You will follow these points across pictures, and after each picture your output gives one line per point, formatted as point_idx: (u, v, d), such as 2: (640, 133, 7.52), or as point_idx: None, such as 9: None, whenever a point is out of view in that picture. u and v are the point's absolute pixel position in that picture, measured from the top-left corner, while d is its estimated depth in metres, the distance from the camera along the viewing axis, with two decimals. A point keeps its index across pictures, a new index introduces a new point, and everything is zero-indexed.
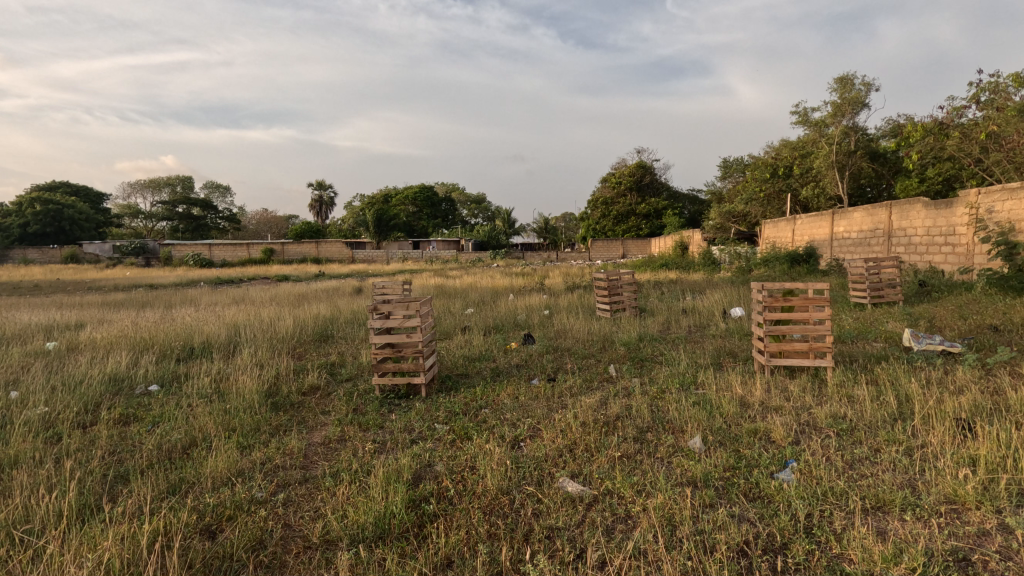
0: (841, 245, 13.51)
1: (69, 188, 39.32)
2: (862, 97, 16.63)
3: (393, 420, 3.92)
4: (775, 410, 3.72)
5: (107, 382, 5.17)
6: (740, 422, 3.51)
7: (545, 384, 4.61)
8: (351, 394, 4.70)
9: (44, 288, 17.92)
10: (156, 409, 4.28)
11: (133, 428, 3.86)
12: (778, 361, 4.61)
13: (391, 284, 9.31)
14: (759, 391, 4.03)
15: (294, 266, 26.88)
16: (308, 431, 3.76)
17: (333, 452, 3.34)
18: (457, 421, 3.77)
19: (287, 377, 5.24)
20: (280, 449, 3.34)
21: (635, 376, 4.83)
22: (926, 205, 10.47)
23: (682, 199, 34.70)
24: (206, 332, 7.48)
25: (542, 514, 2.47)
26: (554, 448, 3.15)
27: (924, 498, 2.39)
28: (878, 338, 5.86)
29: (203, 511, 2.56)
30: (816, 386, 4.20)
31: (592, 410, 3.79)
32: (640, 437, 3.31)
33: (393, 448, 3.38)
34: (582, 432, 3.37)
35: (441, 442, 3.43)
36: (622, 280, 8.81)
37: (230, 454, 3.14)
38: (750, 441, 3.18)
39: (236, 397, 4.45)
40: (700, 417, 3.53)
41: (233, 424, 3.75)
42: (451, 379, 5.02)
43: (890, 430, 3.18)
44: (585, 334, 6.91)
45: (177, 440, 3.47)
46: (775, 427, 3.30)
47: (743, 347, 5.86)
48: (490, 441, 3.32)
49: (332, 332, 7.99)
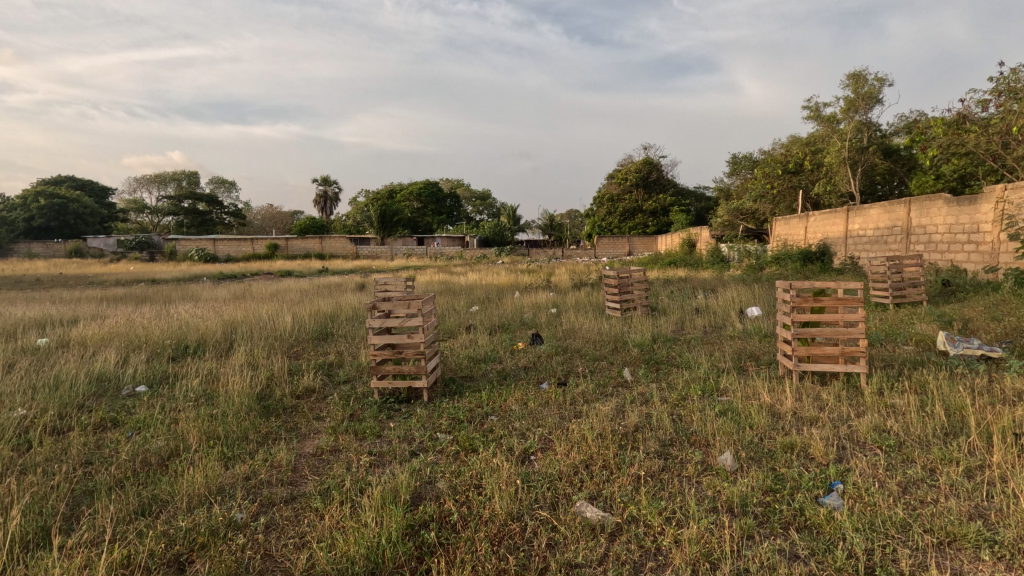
0: (856, 243, 13.12)
1: (73, 182, 39.17)
2: (877, 91, 16.18)
3: (392, 429, 3.62)
4: (809, 421, 3.39)
5: (92, 383, 4.88)
6: (772, 435, 3.19)
7: (555, 389, 4.28)
8: (348, 398, 4.39)
9: (47, 281, 17.78)
10: (138, 414, 3.99)
11: (112, 435, 3.57)
12: (807, 366, 4.28)
13: (394, 280, 8.98)
14: (791, 399, 3.70)
15: (298, 261, 26.71)
16: (299, 441, 3.46)
17: (325, 465, 3.04)
18: (462, 431, 3.45)
19: (282, 379, 4.94)
20: (267, 462, 3.04)
21: (651, 381, 4.50)
22: (947, 201, 10.08)
23: (688, 196, 34.24)
24: (201, 329, 7.18)
25: (557, 547, 2.16)
26: (569, 465, 2.84)
27: (1002, 534, 2.06)
28: (908, 340, 5.51)
29: (174, 537, 2.26)
30: (851, 393, 3.86)
31: (609, 420, 3.46)
32: (663, 453, 3.00)
33: (392, 461, 3.07)
34: (599, 445, 3.06)
35: (444, 455, 3.12)
36: (632, 278, 8.46)
37: (210, 468, 2.85)
38: (788, 459, 2.86)
39: (225, 402, 4.15)
40: (729, 429, 3.21)
41: (218, 432, 3.46)
42: (455, 383, 4.71)
43: (943, 447, 2.85)
44: (596, 334, 6.58)
45: (155, 450, 3.18)
46: (813, 442, 2.98)
47: (765, 349, 5.52)
48: (498, 455, 3.01)
49: (332, 330, 7.66)
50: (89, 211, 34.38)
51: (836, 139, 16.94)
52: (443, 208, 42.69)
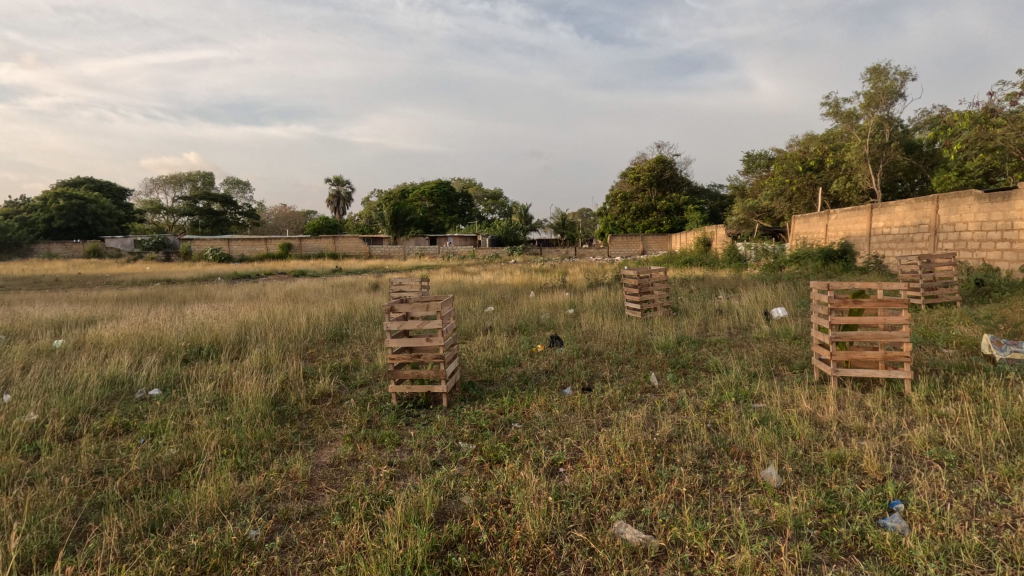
0: (880, 241, 12.75)
1: (92, 184, 39.75)
2: (897, 87, 15.74)
3: (412, 437, 3.46)
4: (855, 432, 3.17)
5: (106, 387, 4.81)
6: (817, 446, 2.98)
7: (580, 395, 4.10)
8: (365, 403, 4.24)
9: (65, 282, 17.87)
10: (151, 419, 3.89)
11: (124, 441, 3.46)
12: (846, 371, 4.05)
13: (409, 280, 8.86)
14: (833, 407, 3.48)
15: (312, 261, 26.73)
16: (316, 450, 3.32)
17: (343, 476, 2.89)
18: (485, 440, 3.28)
19: (297, 383, 4.81)
20: (282, 473, 2.90)
21: (680, 386, 4.30)
22: (978, 198, 9.72)
23: (703, 194, 33.78)
24: (216, 330, 7.13)
25: (597, 573, 1.99)
26: (601, 478, 2.66)
27: None
28: (948, 343, 5.23)
29: (185, 556, 2.12)
30: (898, 401, 3.62)
31: (640, 429, 3.27)
32: (703, 466, 2.81)
33: (413, 473, 2.92)
34: (632, 457, 2.88)
35: (467, 467, 2.96)
36: (653, 278, 8.23)
37: (223, 480, 2.72)
38: (839, 474, 2.65)
39: (239, 407, 4.02)
40: (770, 439, 3.02)
41: (232, 440, 3.33)
42: (475, 388, 4.54)
43: (1010, 462, 2.61)
44: (618, 336, 6.38)
45: (168, 458, 3.06)
46: (864, 455, 2.77)
47: (797, 352, 5.28)
48: (525, 467, 2.84)
49: (347, 331, 7.57)
50: (108, 211, 34.81)
51: (856, 135, 16.53)
52: (455, 207, 42.59)
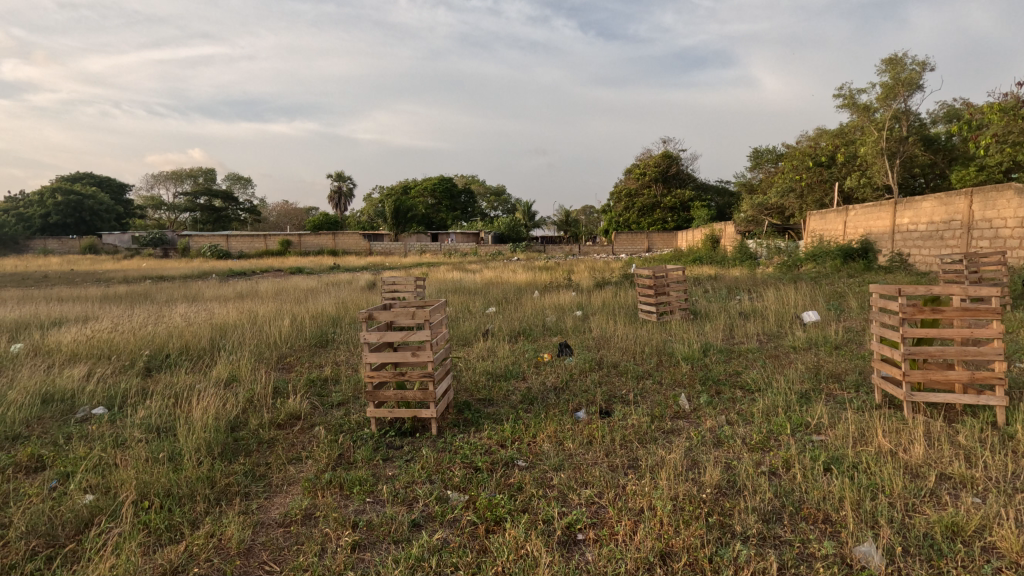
0: (905, 239, 11.99)
1: (90, 179, 39.03)
2: (918, 77, 14.82)
3: (390, 480, 2.75)
4: (960, 485, 2.43)
5: (40, 405, 4.06)
6: (918, 507, 2.26)
7: (598, 422, 3.37)
8: (339, 431, 3.51)
9: (53, 279, 17.23)
10: (75, 450, 3.18)
11: (30, 484, 2.76)
12: (922, 396, 3.32)
13: (402, 278, 8.15)
14: (921, 445, 2.75)
15: (310, 258, 26.05)
16: (265, 499, 2.62)
17: (291, 547, 2.18)
18: (479, 491, 2.54)
19: (264, 401, 4.10)
20: (212, 540, 2.20)
21: (718, 412, 3.56)
22: (1018, 192, 8.93)
23: (709, 191, 32.91)
24: (186, 334, 6.40)
25: None
26: (636, 559, 1.95)
27: None
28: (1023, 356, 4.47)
29: None
30: (1001, 438, 2.87)
31: (680, 477, 2.54)
32: (771, 536, 2.10)
33: (383, 542, 2.20)
34: (676, 523, 2.16)
35: (455, 532, 2.25)
36: (669, 278, 7.45)
37: (123, 559, 2.01)
38: (962, 553, 1.93)
39: (184, 434, 3.31)
40: (855, 497, 2.29)
41: (158, 487, 2.61)
42: (472, 410, 3.81)
43: None
44: (635, 344, 5.64)
45: (70, 515, 2.37)
46: (991, 526, 2.05)
47: (846, 365, 4.52)
48: (532, 536, 2.12)
49: (333, 335, 6.86)
50: (105, 207, 34.09)
51: (873, 129, 15.69)
52: (457, 204, 41.83)
